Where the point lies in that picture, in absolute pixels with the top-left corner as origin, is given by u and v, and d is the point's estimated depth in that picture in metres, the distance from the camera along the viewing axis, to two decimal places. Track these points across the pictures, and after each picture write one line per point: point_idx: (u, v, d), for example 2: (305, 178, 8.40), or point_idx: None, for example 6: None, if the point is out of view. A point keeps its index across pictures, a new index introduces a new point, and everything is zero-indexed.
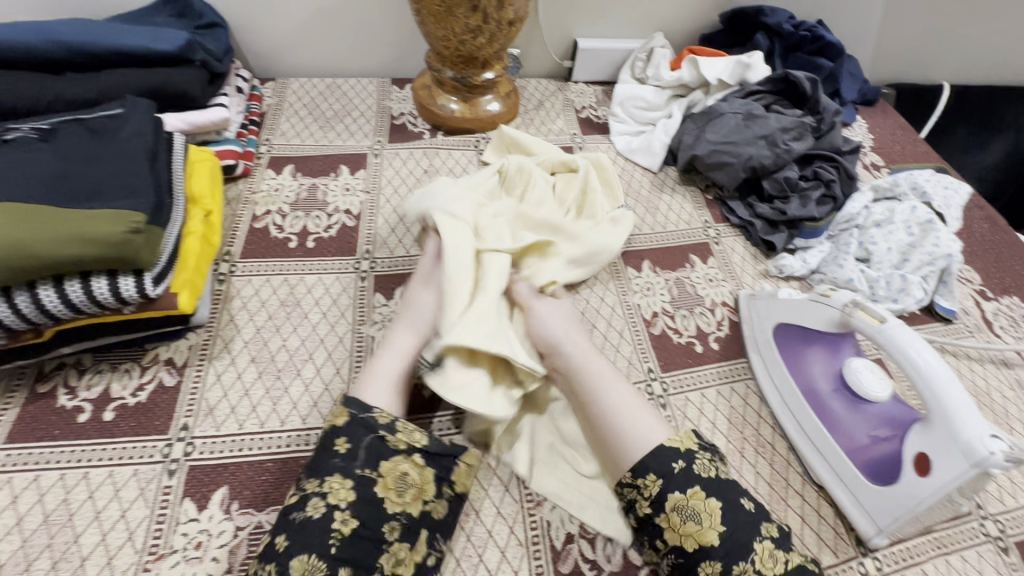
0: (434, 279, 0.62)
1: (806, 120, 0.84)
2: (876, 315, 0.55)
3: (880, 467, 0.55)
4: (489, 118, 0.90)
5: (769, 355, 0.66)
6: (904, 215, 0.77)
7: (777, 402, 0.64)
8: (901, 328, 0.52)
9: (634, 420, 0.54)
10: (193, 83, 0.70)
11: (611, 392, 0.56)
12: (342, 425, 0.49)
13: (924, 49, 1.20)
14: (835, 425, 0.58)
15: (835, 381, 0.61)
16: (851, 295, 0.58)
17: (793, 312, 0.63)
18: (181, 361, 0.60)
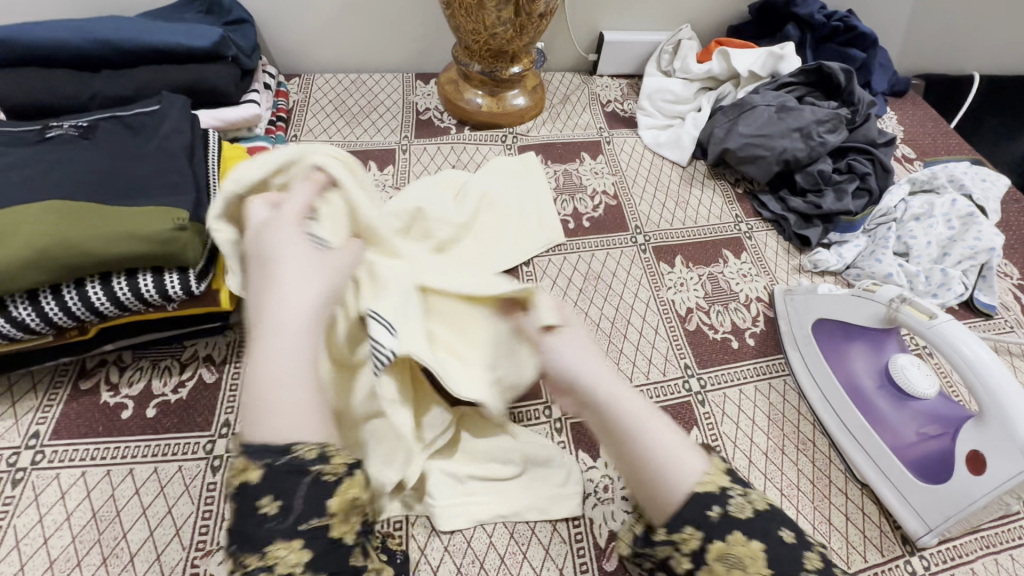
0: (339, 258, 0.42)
1: (842, 111, 0.82)
2: (925, 311, 0.53)
3: (928, 466, 0.53)
4: (517, 112, 0.89)
5: (809, 351, 0.65)
6: (944, 208, 0.75)
7: (817, 399, 0.63)
8: (953, 324, 0.51)
9: (669, 449, 0.38)
10: (225, 79, 0.70)
11: (645, 421, 0.39)
12: (255, 481, 0.32)
13: (954, 39, 1.18)
14: (880, 423, 0.57)
15: (879, 376, 0.59)
16: (897, 289, 0.57)
17: (833, 307, 0.62)
18: (220, 358, 0.60)
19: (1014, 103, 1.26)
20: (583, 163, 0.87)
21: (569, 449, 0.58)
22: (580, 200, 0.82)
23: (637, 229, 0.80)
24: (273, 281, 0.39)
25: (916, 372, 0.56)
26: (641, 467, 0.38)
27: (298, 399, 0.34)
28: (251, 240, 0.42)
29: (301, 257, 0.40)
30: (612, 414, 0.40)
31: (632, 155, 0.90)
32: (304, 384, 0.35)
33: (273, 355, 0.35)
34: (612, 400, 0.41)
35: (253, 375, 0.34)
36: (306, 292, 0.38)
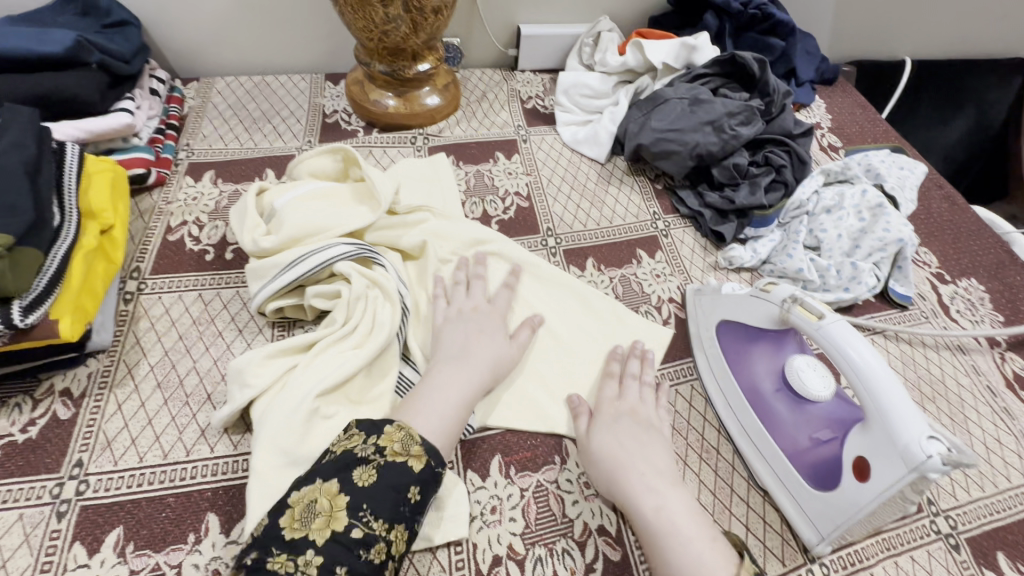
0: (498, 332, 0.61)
1: (754, 103, 0.80)
2: (814, 311, 0.51)
3: (821, 473, 0.52)
4: (428, 112, 0.86)
5: (713, 353, 0.63)
6: (854, 199, 0.74)
7: (720, 403, 0.61)
8: (840, 324, 0.49)
9: (703, 566, 0.45)
10: (87, 87, 0.65)
11: (677, 546, 0.46)
12: (419, 472, 0.45)
13: (881, 26, 1.17)
14: (776, 427, 0.56)
15: (778, 379, 0.57)
16: (792, 288, 0.54)
17: (732, 307, 0.60)
18: (79, 391, 0.56)
19: (945, 88, 1.26)
20: (497, 163, 0.84)
21: (457, 469, 0.55)
22: (491, 202, 0.79)
23: (549, 231, 0.77)
24: (477, 340, 0.58)
25: (815, 374, 0.54)
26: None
27: (447, 426, 0.51)
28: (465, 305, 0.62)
29: (491, 331, 0.60)
30: (644, 529, 0.48)
31: (549, 154, 0.87)
32: (459, 413, 0.53)
33: (454, 385, 0.54)
34: (646, 515, 0.48)
35: (433, 390, 0.53)
36: (498, 363, 0.58)
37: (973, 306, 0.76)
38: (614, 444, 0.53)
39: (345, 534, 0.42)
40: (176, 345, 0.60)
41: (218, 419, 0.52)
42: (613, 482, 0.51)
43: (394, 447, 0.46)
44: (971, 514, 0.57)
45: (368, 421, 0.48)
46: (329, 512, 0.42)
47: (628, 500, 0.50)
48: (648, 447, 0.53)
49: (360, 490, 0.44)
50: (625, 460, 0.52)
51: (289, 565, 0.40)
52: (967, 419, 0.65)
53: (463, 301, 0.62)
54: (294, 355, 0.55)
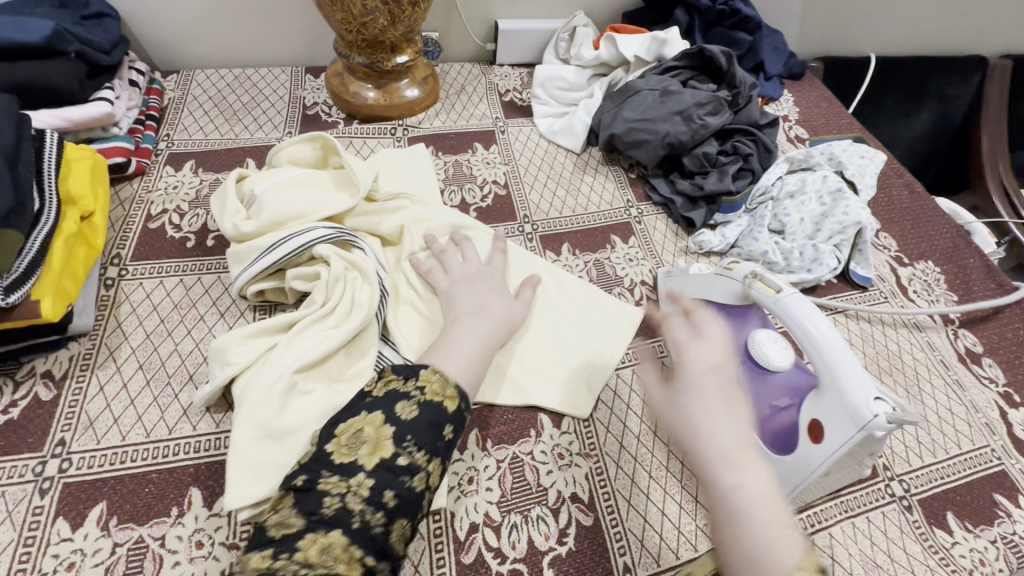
0: (504, 293, 0.62)
1: (721, 94, 0.83)
2: (773, 285, 0.55)
3: (783, 439, 0.54)
4: (407, 104, 0.87)
5: None
6: (816, 184, 0.77)
7: None
8: (796, 297, 0.52)
9: (786, 563, 0.35)
10: (66, 76, 0.65)
11: (753, 531, 0.37)
12: (455, 412, 0.48)
13: (846, 23, 1.22)
14: None
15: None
16: (752, 266, 0.58)
17: (701, 286, 0.64)
18: (60, 373, 0.56)
19: (909, 83, 1.31)
20: (475, 154, 0.86)
21: None
22: (469, 190, 0.81)
23: (526, 218, 0.79)
24: (491, 298, 0.61)
25: (776, 344, 0.56)
26: (734, 563, 0.37)
27: (474, 370, 0.53)
28: (467, 270, 0.64)
29: (499, 291, 0.62)
30: (716, 503, 0.39)
31: (526, 145, 0.89)
32: (482, 359, 0.54)
33: (479, 334, 0.56)
34: (721, 489, 0.39)
35: (455, 341, 0.54)
36: (512, 318, 0.60)
37: (929, 287, 0.80)
38: (695, 404, 0.42)
39: (392, 461, 0.44)
40: (157, 329, 0.61)
41: (201, 398, 0.54)
42: (687, 445, 0.42)
43: (434, 386, 0.48)
44: (924, 477, 0.61)
45: (404, 365, 0.50)
46: (375, 441, 0.45)
47: (700, 469, 0.40)
48: (737, 411, 0.42)
49: (403, 423, 0.46)
50: (706, 422, 0.41)
51: (342, 486, 0.42)
52: (921, 391, 0.68)
53: (463, 267, 0.65)
54: (274, 335, 0.57)
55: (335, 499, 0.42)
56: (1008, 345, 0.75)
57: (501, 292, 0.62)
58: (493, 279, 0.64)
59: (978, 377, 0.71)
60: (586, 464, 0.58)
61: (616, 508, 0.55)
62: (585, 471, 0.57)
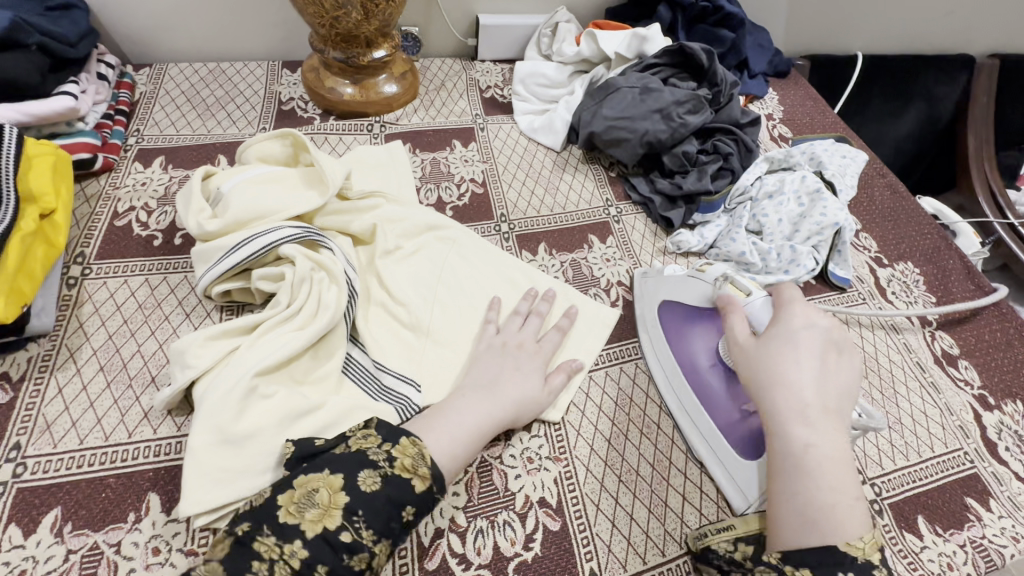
0: (536, 370, 0.59)
1: (701, 92, 0.82)
2: (743, 288, 0.60)
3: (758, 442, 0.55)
4: (384, 100, 0.86)
5: (654, 333, 0.66)
6: (795, 185, 0.76)
7: (661, 380, 0.63)
8: (762, 301, 0.58)
9: (832, 512, 0.44)
10: (27, 70, 0.64)
11: (810, 482, 0.45)
12: (422, 493, 0.46)
13: (832, 21, 1.21)
14: (709, 401, 0.59)
15: (714, 357, 0.62)
16: (723, 270, 0.64)
17: (673, 288, 0.66)
18: (18, 375, 0.55)
19: (895, 82, 1.30)
20: (454, 151, 0.85)
21: None
22: (446, 188, 0.80)
23: (503, 217, 0.78)
24: (514, 376, 0.57)
25: (762, 313, 0.57)
26: (785, 510, 0.46)
27: (457, 454, 0.50)
28: (506, 340, 0.61)
29: (529, 369, 0.59)
30: (786, 455, 0.47)
31: (506, 142, 0.88)
32: (476, 440, 0.52)
33: (480, 413, 0.53)
34: (795, 444, 0.47)
35: (451, 415, 0.52)
36: (526, 400, 0.56)
37: (908, 288, 0.80)
38: (789, 365, 0.50)
39: (335, 536, 0.42)
40: (120, 329, 0.60)
41: (161, 400, 0.53)
42: (770, 399, 0.49)
43: (406, 460, 0.47)
44: (896, 481, 0.61)
45: (388, 427, 0.49)
46: (327, 506, 0.43)
47: (780, 423, 0.48)
48: (825, 379, 0.49)
49: (362, 495, 0.44)
50: (797, 382, 0.49)
51: (275, 551, 0.41)
52: (896, 393, 0.68)
53: (509, 337, 0.61)
54: (238, 336, 0.56)
55: (264, 562, 0.40)
56: (984, 348, 0.75)
57: (533, 368, 0.59)
58: (532, 353, 0.60)
59: (953, 380, 0.71)
60: (555, 468, 0.57)
61: (584, 513, 0.54)
62: (554, 475, 0.56)
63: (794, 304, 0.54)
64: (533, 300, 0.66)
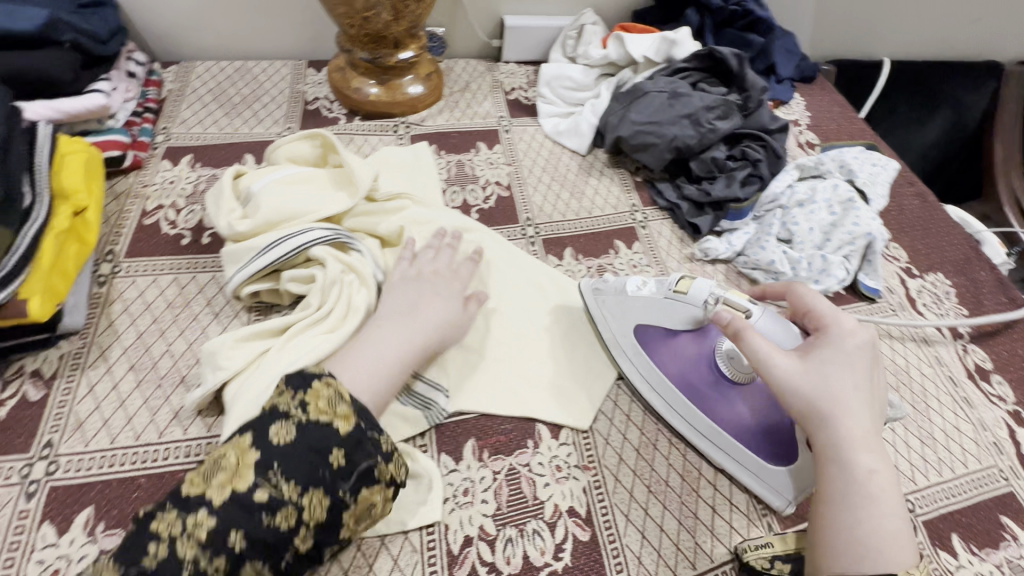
0: (449, 295, 0.60)
1: (731, 97, 0.81)
2: (739, 306, 0.56)
3: (776, 448, 0.55)
4: (409, 101, 0.86)
5: (637, 358, 0.62)
6: (826, 194, 0.75)
7: (659, 403, 0.61)
8: (765, 316, 0.55)
9: (891, 539, 0.45)
10: (60, 67, 0.64)
11: (870, 509, 0.46)
12: (341, 435, 0.44)
13: (859, 26, 1.19)
14: (722, 418, 0.57)
15: (710, 370, 0.59)
16: (707, 285, 0.58)
17: (646, 310, 0.61)
18: (50, 372, 0.55)
19: (921, 89, 1.28)
20: (479, 153, 0.84)
21: (431, 452, 0.56)
22: (471, 191, 0.80)
23: (528, 221, 0.78)
24: (429, 302, 0.58)
25: (773, 329, 0.54)
26: (842, 535, 0.46)
27: (382, 383, 0.51)
28: (422, 271, 0.61)
29: (444, 296, 0.60)
30: (849, 482, 0.47)
31: (531, 145, 0.87)
32: (395, 369, 0.53)
33: (401, 338, 0.54)
34: (859, 471, 0.47)
35: (369, 354, 0.52)
36: (444, 323, 0.58)
37: (939, 300, 0.79)
38: (848, 389, 0.49)
39: (246, 495, 0.41)
40: (149, 328, 0.60)
41: (192, 401, 0.53)
42: (832, 425, 0.48)
43: (320, 404, 0.45)
44: (930, 498, 0.60)
45: (297, 374, 0.47)
46: (235, 468, 0.42)
47: (843, 451, 0.48)
48: (873, 401, 0.50)
49: (274, 447, 0.43)
50: (857, 409, 0.49)
51: (177, 526, 0.39)
52: (928, 406, 0.67)
53: (422, 266, 0.62)
54: (268, 339, 0.56)
55: (165, 542, 0.39)
56: (1018, 363, 0.73)
57: (443, 294, 0.60)
58: (443, 282, 0.61)
59: (986, 395, 0.69)
60: (584, 477, 0.56)
61: (613, 523, 0.54)
62: (583, 485, 0.56)
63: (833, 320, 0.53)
64: (444, 235, 0.65)
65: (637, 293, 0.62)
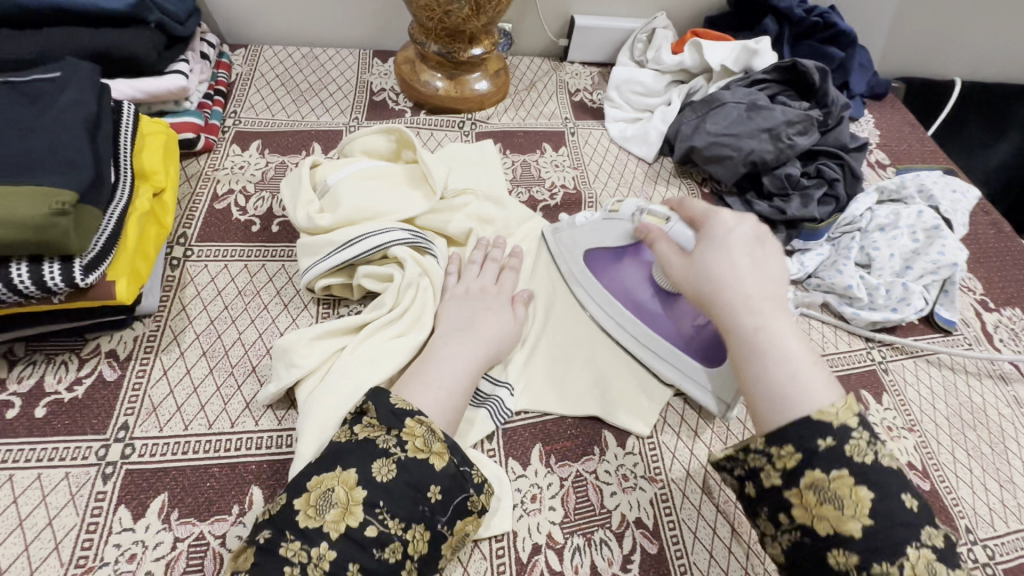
0: (498, 305, 0.59)
1: (813, 113, 0.78)
2: (659, 214, 0.62)
3: (709, 352, 0.59)
4: (476, 97, 0.84)
5: (589, 283, 0.66)
6: (910, 219, 0.73)
7: (610, 324, 0.64)
8: (678, 223, 0.60)
9: (794, 384, 0.45)
10: (147, 47, 0.64)
11: (768, 361, 0.47)
12: (439, 472, 0.43)
13: (934, 44, 1.15)
14: (664, 329, 0.62)
15: (650, 286, 0.64)
16: (635, 203, 0.65)
17: (594, 234, 0.67)
18: (125, 353, 0.55)
19: (992, 112, 1.24)
20: (544, 155, 0.83)
21: (498, 457, 0.55)
22: (537, 193, 0.78)
23: None
24: (484, 316, 0.57)
25: (680, 229, 0.59)
26: (755, 395, 0.47)
27: (455, 402, 0.50)
28: (469, 284, 0.60)
29: (496, 306, 0.58)
30: (741, 345, 0.49)
31: (597, 149, 0.85)
32: (466, 387, 0.51)
33: (465, 353, 0.53)
34: (746, 332, 0.49)
35: (437, 374, 0.50)
36: (505, 334, 0.56)
37: (1017, 337, 0.75)
38: (725, 265, 0.52)
39: (359, 532, 0.40)
40: (221, 314, 0.59)
41: (266, 393, 0.52)
42: (717, 302, 0.52)
43: (417, 442, 0.44)
44: (1010, 545, 0.57)
45: (387, 409, 0.45)
46: (344, 505, 0.41)
47: (732, 320, 0.50)
48: (758, 269, 0.52)
49: (379, 486, 0.42)
50: (732, 279, 0.51)
51: (304, 556, 0.39)
52: (1007, 447, 0.64)
53: (473, 280, 0.61)
54: (341, 336, 0.55)
55: (294, 569, 0.39)
56: None
57: (493, 304, 0.58)
58: (488, 291, 0.60)
59: None
60: (651, 489, 0.55)
61: (681, 540, 0.52)
62: (650, 496, 0.54)
63: (706, 217, 0.57)
64: (486, 244, 0.64)
65: (585, 223, 0.68)
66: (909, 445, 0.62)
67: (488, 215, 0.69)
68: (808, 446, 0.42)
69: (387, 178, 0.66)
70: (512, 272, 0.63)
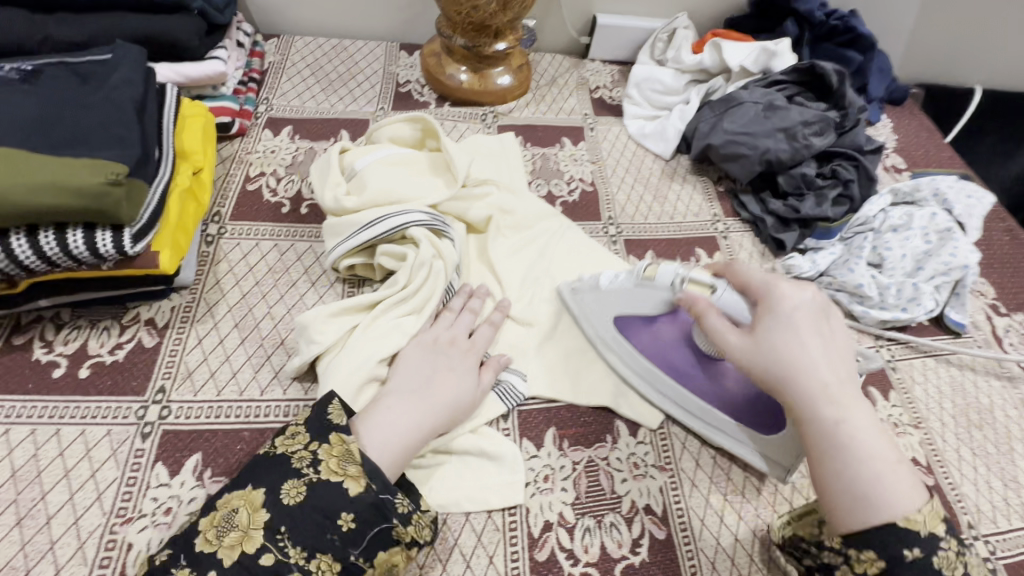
0: (462, 368, 0.55)
1: (830, 115, 0.80)
2: (704, 283, 0.56)
3: (755, 419, 0.57)
4: (498, 91, 0.87)
5: (621, 349, 0.62)
6: (923, 222, 0.74)
7: (649, 389, 0.61)
8: (728, 291, 0.55)
9: (882, 485, 0.43)
10: (190, 32, 0.67)
11: (851, 458, 0.44)
12: (354, 497, 0.43)
13: (955, 51, 1.15)
14: (712, 397, 0.59)
15: (690, 351, 0.60)
16: (673, 268, 0.58)
17: (623, 301, 0.61)
18: (162, 322, 0.58)
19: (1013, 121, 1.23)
20: (564, 148, 0.85)
21: (513, 437, 0.58)
22: (556, 185, 0.80)
23: (610, 220, 0.78)
24: (444, 378, 0.54)
25: (731, 299, 0.54)
26: (837, 492, 0.44)
27: (395, 450, 0.48)
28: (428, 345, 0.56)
29: (460, 368, 0.55)
30: (820, 436, 0.46)
31: (614, 145, 0.87)
32: (405, 446, 0.48)
33: (415, 416, 0.50)
34: (825, 423, 0.45)
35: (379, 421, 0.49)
36: (461, 403, 0.53)
37: None
38: (796, 347, 0.48)
39: (254, 559, 0.40)
40: (252, 290, 0.62)
41: (291, 365, 0.55)
42: (790, 387, 0.47)
43: (332, 462, 0.45)
44: (1011, 542, 0.58)
45: (314, 422, 0.47)
46: (246, 528, 0.41)
47: (807, 409, 0.46)
48: (829, 350, 0.48)
49: (285, 509, 0.42)
50: (806, 363, 0.47)
51: None
52: (1014, 448, 0.65)
53: (440, 331, 0.58)
54: (358, 313, 0.58)
55: None
56: None
57: (457, 368, 0.55)
58: (452, 352, 0.56)
59: None
60: (661, 477, 0.57)
61: (689, 526, 0.54)
62: (660, 484, 0.56)
63: (764, 288, 0.52)
64: (468, 292, 0.62)
65: (611, 286, 0.62)
66: (913, 441, 0.64)
67: (507, 203, 0.72)
68: (893, 555, 0.41)
69: (412, 166, 0.69)
70: (486, 327, 0.61)
